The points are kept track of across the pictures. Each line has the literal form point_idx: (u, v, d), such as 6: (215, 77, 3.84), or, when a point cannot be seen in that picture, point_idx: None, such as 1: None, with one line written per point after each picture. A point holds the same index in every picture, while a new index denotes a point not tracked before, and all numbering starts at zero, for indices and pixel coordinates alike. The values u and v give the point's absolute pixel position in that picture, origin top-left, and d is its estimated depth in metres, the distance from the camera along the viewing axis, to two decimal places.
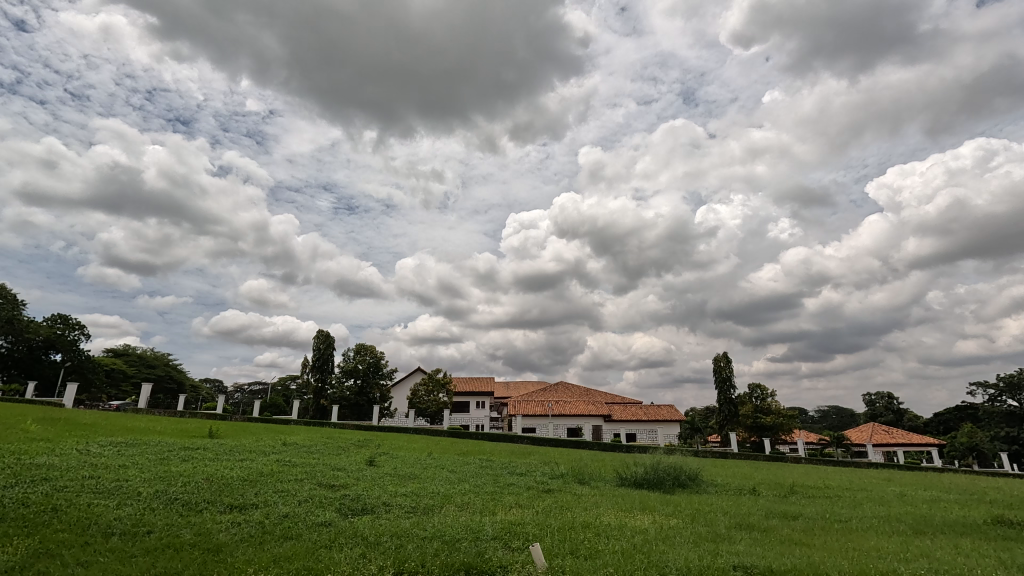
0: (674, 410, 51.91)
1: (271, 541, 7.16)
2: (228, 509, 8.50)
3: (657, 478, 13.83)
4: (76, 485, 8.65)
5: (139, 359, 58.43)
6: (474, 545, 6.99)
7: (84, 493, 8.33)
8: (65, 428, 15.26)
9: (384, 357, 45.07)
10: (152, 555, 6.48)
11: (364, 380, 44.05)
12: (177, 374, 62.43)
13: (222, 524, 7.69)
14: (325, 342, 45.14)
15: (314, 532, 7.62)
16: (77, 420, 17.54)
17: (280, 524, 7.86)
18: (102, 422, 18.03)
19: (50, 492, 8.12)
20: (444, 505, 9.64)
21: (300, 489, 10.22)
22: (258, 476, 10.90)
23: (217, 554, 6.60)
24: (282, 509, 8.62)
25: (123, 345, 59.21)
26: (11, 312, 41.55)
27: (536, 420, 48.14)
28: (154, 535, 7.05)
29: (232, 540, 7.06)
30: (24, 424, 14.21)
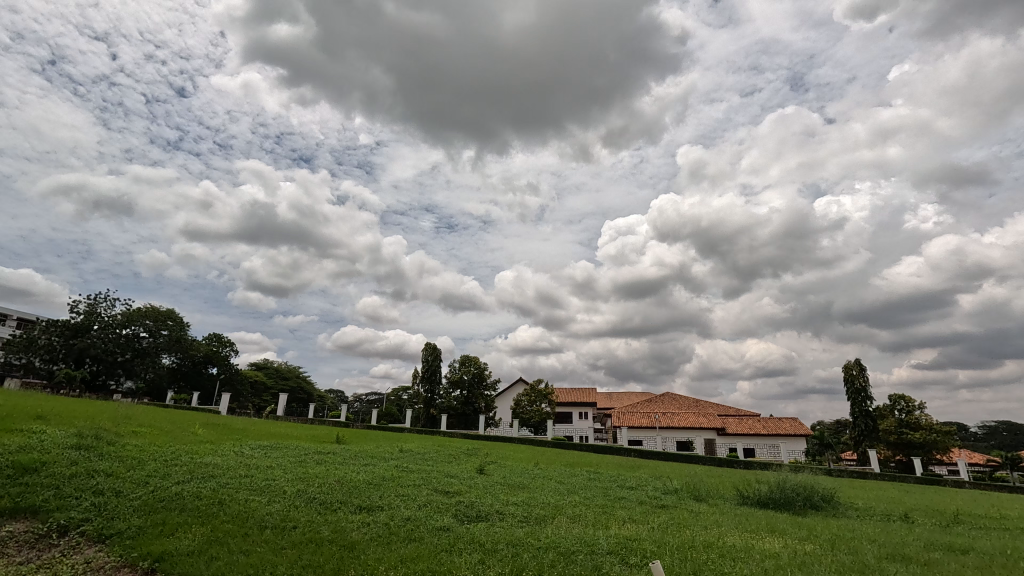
0: (798, 424, 47.32)
1: (397, 542, 7.65)
2: (358, 510, 9.24)
3: (786, 498, 12.61)
4: (235, 482, 9.93)
5: (276, 371, 65.80)
6: (590, 559, 6.89)
7: (243, 490, 9.55)
8: (224, 432, 17.66)
9: (487, 368, 46.40)
10: (298, 548, 7.23)
11: (469, 390, 45.59)
12: (306, 385, 69.22)
13: (354, 523, 8.37)
14: (433, 354, 47.64)
15: (435, 535, 8.02)
16: (232, 425, 20.19)
17: (404, 526, 8.38)
18: (251, 428, 20.55)
19: (217, 487, 9.45)
20: (556, 517, 9.62)
21: (419, 493, 10.84)
22: (381, 481, 11.73)
23: (352, 551, 7.18)
24: (405, 512, 9.18)
25: (263, 359, 67.03)
26: (179, 333, 49.05)
27: (641, 433, 46.47)
28: (299, 530, 7.87)
29: (364, 538, 7.66)
30: (194, 428, 16.70)
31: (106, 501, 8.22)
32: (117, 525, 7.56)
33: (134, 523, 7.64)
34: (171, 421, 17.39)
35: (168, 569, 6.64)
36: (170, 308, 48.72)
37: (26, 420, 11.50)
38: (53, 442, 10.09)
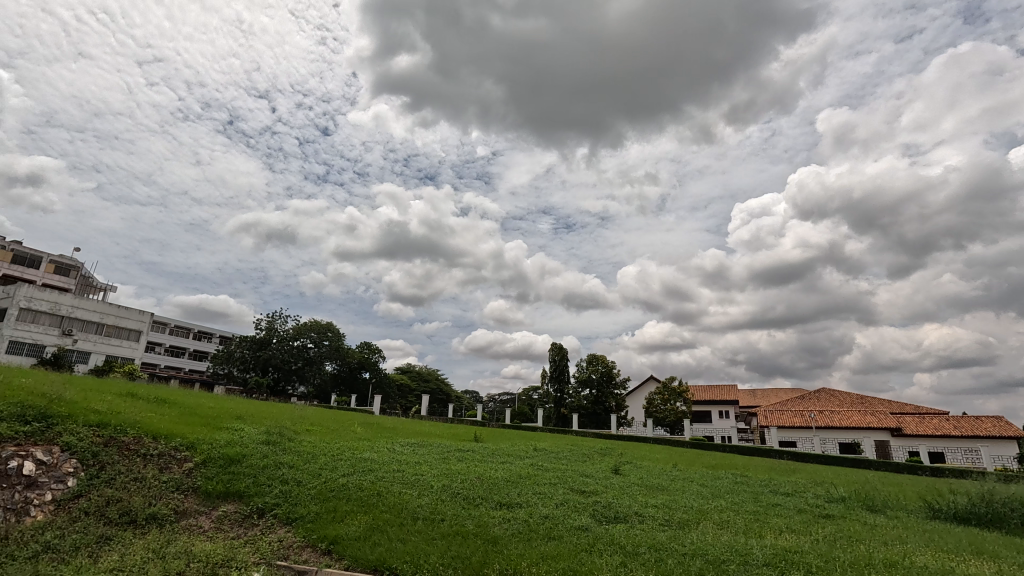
0: (1003, 425, 39.02)
1: (537, 539, 7.81)
2: (499, 506, 9.62)
3: (995, 513, 10.41)
4: (390, 476, 10.95)
5: (418, 373, 71.46)
6: (744, 570, 6.36)
7: (397, 483, 10.50)
8: (377, 430, 19.62)
9: (615, 366, 45.53)
10: (448, 539, 7.73)
11: (598, 389, 45.14)
12: (445, 386, 74.13)
13: (495, 518, 8.73)
14: (560, 354, 47.99)
15: (574, 535, 8.03)
16: (384, 424, 22.34)
17: (543, 524, 8.53)
18: (400, 426, 22.55)
19: (376, 480, 10.50)
20: (701, 522, 9.06)
21: (555, 492, 10.96)
22: (519, 478, 12.09)
23: (495, 546, 7.49)
24: (543, 510, 9.34)
25: (406, 363, 73.25)
26: (337, 342, 55.66)
27: (794, 433, 41.94)
28: (446, 523, 8.42)
29: (506, 534, 7.94)
30: (354, 427, 18.82)
31: (291, 489, 9.60)
32: (299, 510, 8.78)
33: (312, 508, 8.81)
34: (336, 421, 19.77)
35: (341, 550, 7.55)
36: (329, 321, 55.58)
37: (229, 420, 13.89)
38: (249, 438, 12.06)
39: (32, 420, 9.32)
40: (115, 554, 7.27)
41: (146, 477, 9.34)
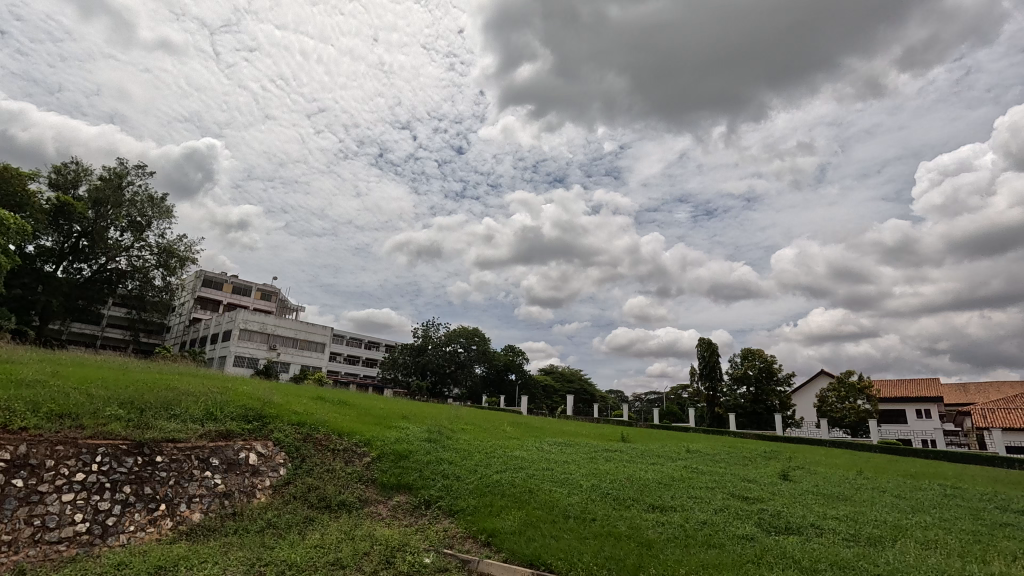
0: None
1: (695, 545, 7.39)
2: (652, 509, 9.31)
3: None
4: (541, 474, 11.25)
5: (561, 374, 72.39)
6: None
7: (547, 481, 10.75)
8: (526, 429, 20.30)
9: (776, 361, 41.24)
10: (600, 539, 7.72)
11: (758, 387, 41.21)
12: (589, 386, 73.96)
13: (649, 521, 8.47)
14: (710, 349, 44.81)
15: (738, 544, 7.42)
16: (532, 424, 22.99)
17: (702, 530, 8.04)
18: (548, 426, 23.03)
19: (527, 477, 10.87)
20: (899, 540, 7.72)
21: (713, 497, 10.25)
22: (672, 480, 11.55)
23: (650, 549, 7.26)
24: (700, 516, 8.81)
25: (549, 364, 74.71)
26: (484, 346, 58.92)
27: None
28: (598, 523, 8.40)
29: (660, 538, 7.66)
30: (504, 426, 19.72)
31: (452, 483, 10.40)
32: (460, 503, 9.47)
33: (471, 502, 9.45)
34: (488, 420, 20.93)
35: (500, 543, 7.98)
36: (475, 327, 59.06)
37: (396, 420, 15.52)
38: (414, 436, 13.36)
39: (253, 419, 11.48)
40: (318, 533, 8.60)
41: (336, 469, 10.89)
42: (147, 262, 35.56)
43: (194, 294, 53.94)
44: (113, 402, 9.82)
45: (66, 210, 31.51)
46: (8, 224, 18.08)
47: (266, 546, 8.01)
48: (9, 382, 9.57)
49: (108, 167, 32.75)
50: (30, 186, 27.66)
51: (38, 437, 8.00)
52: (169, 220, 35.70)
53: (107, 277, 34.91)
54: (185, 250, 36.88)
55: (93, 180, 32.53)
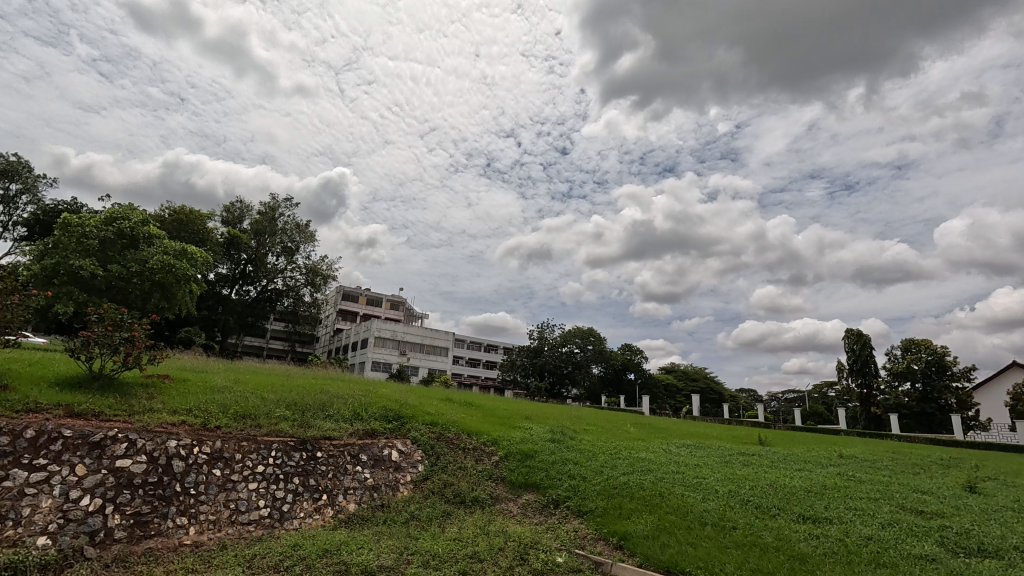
0: None
1: (860, 563, 6.57)
2: (802, 519, 8.47)
3: None
4: (671, 478, 10.78)
5: (684, 373, 68.84)
6: None
7: (679, 485, 10.28)
8: (651, 430, 19.61)
9: (949, 352, 35.21)
10: (743, 549, 7.21)
11: (926, 383, 35.47)
12: (716, 385, 69.36)
13: (800, 533, 7.71)
14: (859, 341, 39.31)
15: (915, 566, 6.45)
16: (656, 425, 22.14)
17: (866, 546, 7.12)
18: (673, 427, 22.03)
19: (656, 480, 10.49)
20: None
21: (878, 509, 9.00)
22: (824, 489, 10.38)
23: (803, 564, 6.61)
24: (863, 530, 7.81)
25: (671, 363, 71.46)
26: (601, 346, 58.08)
27: None
28: (739, 531, 7.85)
29: (815, 552, 6.94)
30: (627, 427, 19.25)
31: (579, 483, 10.40)
32: (588, 504, 9.44)
33: (600, 503, 9.36)
34: (610, 421, 20.61)
35: (633, 548, 7.81)
36: (590, 327, 58.50)
37: (520, 420, 15.93)
38: (538, 436, 13.60)
39: (392, 419, 12.54)
40: (455, 527, 9.12)
41: (467, 467, 11.49)
42: (298, 282, 40.64)
43: (336, 307, 60.58)
44: (280, 404, 11.34)
45: (236, 242, 37.16)
46: (197, 258, 21.91)
47: (413, 537, 8.69)
48: (205, 388, 11.53)
49: (265, 202, 38.10)
50: (209, 224, 33.14)
51: (228, 434, 9.52)
52: (313, 243, 40.46)
53: (268, 296, 40.52)
54: (327, 269, 41.54)
55: (254, 215, 38.04)
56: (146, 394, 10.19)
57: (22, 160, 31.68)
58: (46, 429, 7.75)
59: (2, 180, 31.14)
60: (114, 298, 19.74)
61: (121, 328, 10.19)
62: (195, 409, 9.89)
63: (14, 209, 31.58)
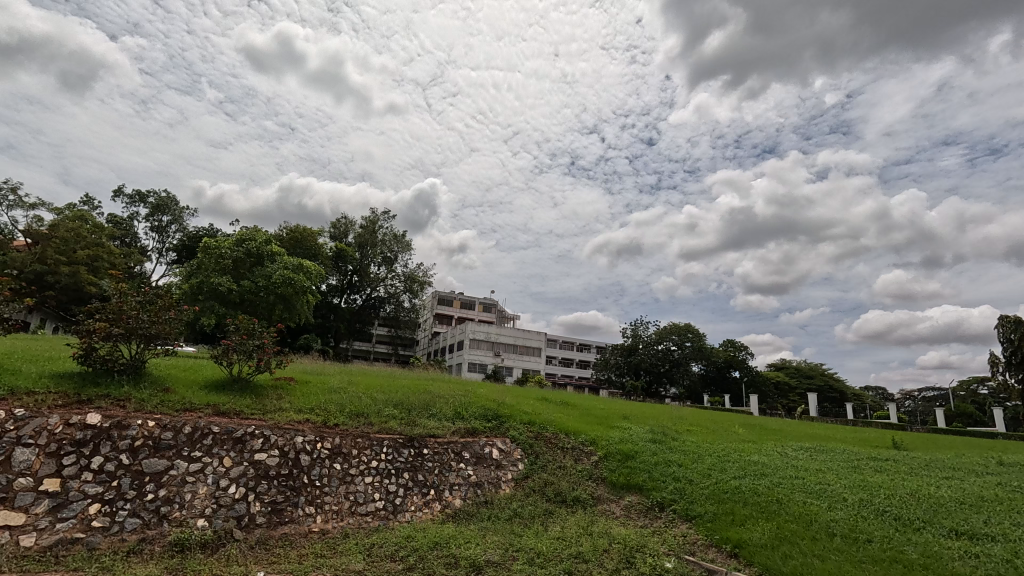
0: None
1: None
2: (954, 535, 7.40)
3: None
4: (789, 483, 9.94)
5: (797, 370, 63.31)
6: None
7: (799, 491, 9.45)
8: (763, 432, 18.21)
9: None
10: (881, 566, 6.46)
11: None
12: (837, 383, 62.89)
13: (953, 550, 6.73)
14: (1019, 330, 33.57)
15: None
16: (769, 426, 20.51)
17: None
18: (789, 428, 20.26)
19: (773, 485, 9.72)
20: None
21: None
22: (982, 501, 8.95)
23: None
24: None
25: (781, 359, 65.99)
26: (700, 342, 55.11)
27: None
28: (877, 545, 7.04)
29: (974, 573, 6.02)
30: (735, 428, 18.05)
31: (685, 486, 9.94)
32: (697, 508, 9.00)
33: (709, 508, 8.88)
34: (716, 422, 19.48)
35: (750, 557, 7.32)
36: (688, 323, 55.74)
37: (618, 420, 15.58)
38: (638, 437, 13.21)
39: (492, 418, 12.87)
40: (558, 525, 9.14)
41: (567, 466, 11.47)
42: (398, 289, 43.16)
43: (433, 311, 63.51)
44: (389, 404, 12.10)
45: (343, 255, 40.33)
46: (311, 270, 23.96)
47: (517, 534, 8.84)
48: (325, 389, 12.65)
49: (366, 217, 40.95)
50: (319, 240, 36.30)
51: (345, 431, 10.35)
52: (409, 252, 42.80)
53: (373, 303, 43.46)
54: (423, 276, 43.71)
55: (358, 229, 41.03)
56: (276, 394, 11.41)
57: (171, 195, 36.96)
58: (199, 425, 8.93)
59: (156, 213, 36.55)
60: (245, 309, 22.30)
61: (253, 336, 11.49)
62: (316, 408, 10.86)
63: (167, 237, 36.91)
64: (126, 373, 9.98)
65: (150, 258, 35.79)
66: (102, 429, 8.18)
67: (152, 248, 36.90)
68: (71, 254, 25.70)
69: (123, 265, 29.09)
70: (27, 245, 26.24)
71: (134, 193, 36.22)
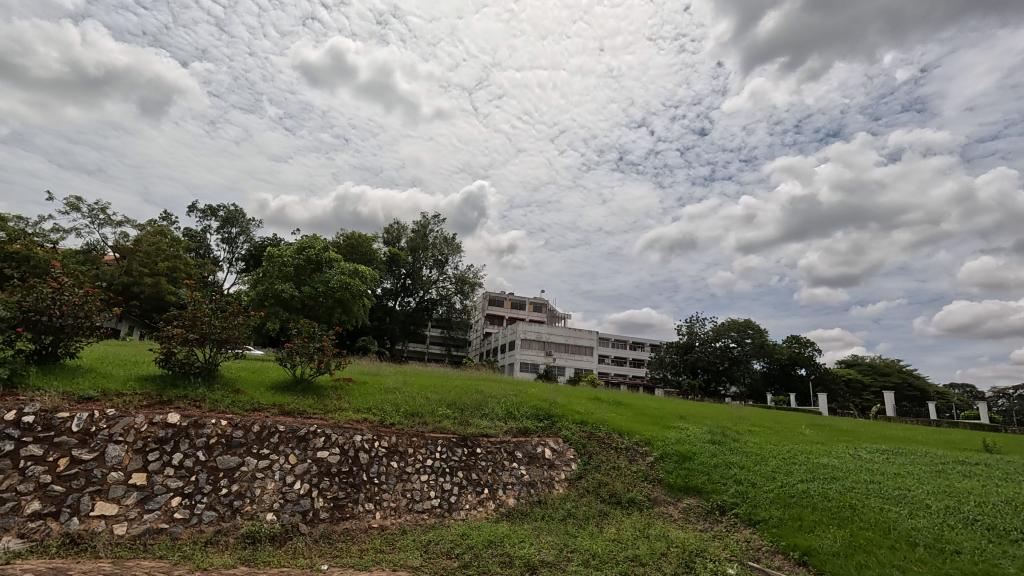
0: None
1: None
2: None
3: None
4: (863, 488, 9.30)
5: (871, 367, 59.19)
6: None
7: (874, 496, 8.82)
8: (832, 433, 17.13)
9: None
10: None
11: None
12: (917, 381, 58.26)
13: None
14: None
15: None
16: (840, 426, 19.28)
17: None
18: (862, 429, 18.95)
19: (844, 490, 9.13)
20: None
21: None
22: None
23: None
24: None
25: (852, 355, 61.94)
26: (761, 339, 52.61)
27: None
28: (966, 557, 6.46)
29: None
30: (802, 428, 17.09)
31: (747, 489, 9.52)
32: (761, 512, 8.59)
33: (774, 512, 8.45)
34: (780, 422, 18.55)
35: (821, 566, 6.92)
36: (747, 319, 53.35)
37: (674, 420, 15.15)
38: (696, 437, 12.79)
39: (543, 417, 12.85)
40: (614, 527, 8.99)
41: (621, 467, 11.27)
42: (449, 291, 43.95)
43: (484, 312, 64.26)
44: (442, 404, 12.32)
45: (396, 259, 41.54)
46: (367, 275, 24.78)
47: (571, 534, 8.77)
48: (381, 389, 13.07)
49: (417, 221, 42.00)
50: (374, 245, 37.60)
51: (401, 430, 10.64)
52: (459, 254, 43.51)
53: (426, 305, 44.47)
54: (473, 277, 44.32)
55: (410, 233, 42.15)
56: (336, 394, 11.90)
57: (238, 208, 39.38)
58: (266, 424, 9.46)
59: (226, 225, 39.08)
60: (307, 314, 23.43)
61: (314, 339, 12.04)
62: (373, 408, 11.23)
63: (236, 247, 39.37)
64: (201, 375, 10.72)
65: (222, 268, 38.33)
66: (181, 428, 8.81)
67: (224, 259, 39.49)
68: (154, 266, 27.92)
69: (198, 275, 31.29)
70: (116, 260, 28.78)
71: (206, 207, 38.90)
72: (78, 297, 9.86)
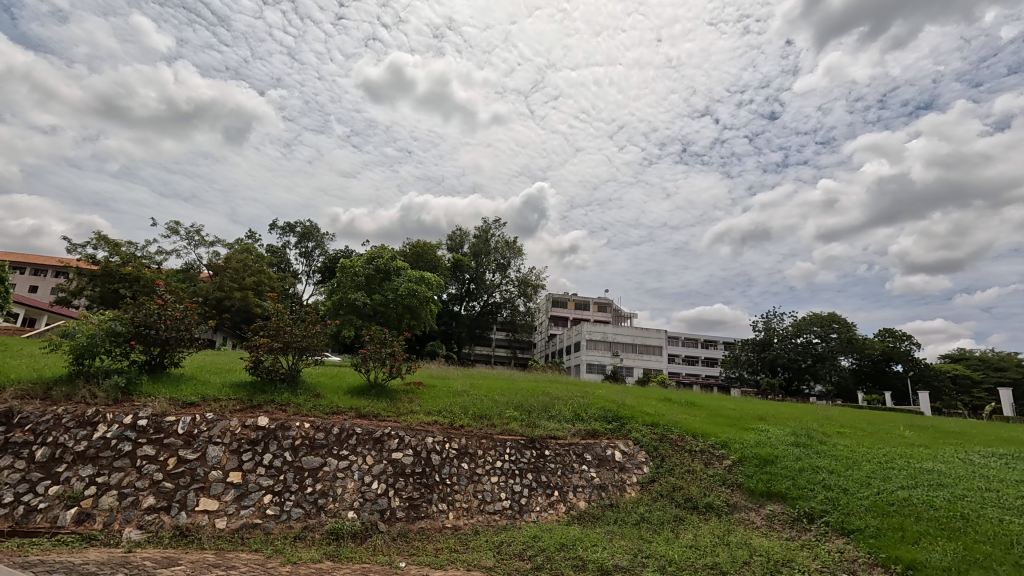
0: None
1: None
2: None
3: None
4: (976, 496, 8.35)
5: (982, 361, 53.05)
6: None
7: (990, 506, 7.90)
8: (937, 435, 15.47)
9: None
10: None
11: None
12: None
13: None
14: None
15: None
16: (946, 428, 17.34)
17: None
18: (974, 431, 16.94)
19: (953, 498, 8.24)
20: None
21: None
22: None
23: None
24: None
25: (958, 349, 55.87)
26: (849, 333, 48.66)
27: None
28: None
29: None
30: (900, 429, 15.57)
31: (839, 496, 8.83)
32: (855, 521, 7.94)
33: (871, 521, 7.77)
34: (874, 423, 17.03)
35: None
36: (832, 312, 49.52)
37: (753, 421, 14.35)
38: (777, 439, 12.05)
39: (612, 419, 12.60)
40: (691, 533, 8.64)
41: (696, 470, 10.82)
42: (513, 294, 44.37)
43: (548, 314, 64.19)
44: (509, 406, 12.45)
45: (460, 265, 42.45)
46: (433, 281, 25.46)
47: (646, 540, 8.53)
48: (449, 392, 13.39)
49: (479, 226, 42.73)
50: (438, 253, 38.65)
51: (470, 432, 10.85)
52: (521, 257, 43.79)
53: (491, 309, 45.09)
54: (536, 279, 44.51)
55: (472, 239, 42.98)
56: (408, 398, 12.33)
57: (313, 224, 41.91)
58: (345, 426, 9.99)
59: (303, 240, 41.72)
60: (378, 320, 24.45)
61: (386, 344, 12.52)
62: (444, 411, 11.53)
63: (312, 260, 41.90)
64: (286, 380, 11.48)
65: (301, 280, 40.96)
66: (270, 430, 9.51)
67: (302, 271, 42.16)
68: (242, 281, 30.36)
69: (281, 288, 33.60)
70: (210, 277, 31.56)
71: (285, 224, 41.77)
72: (179, 312, 10.87)
